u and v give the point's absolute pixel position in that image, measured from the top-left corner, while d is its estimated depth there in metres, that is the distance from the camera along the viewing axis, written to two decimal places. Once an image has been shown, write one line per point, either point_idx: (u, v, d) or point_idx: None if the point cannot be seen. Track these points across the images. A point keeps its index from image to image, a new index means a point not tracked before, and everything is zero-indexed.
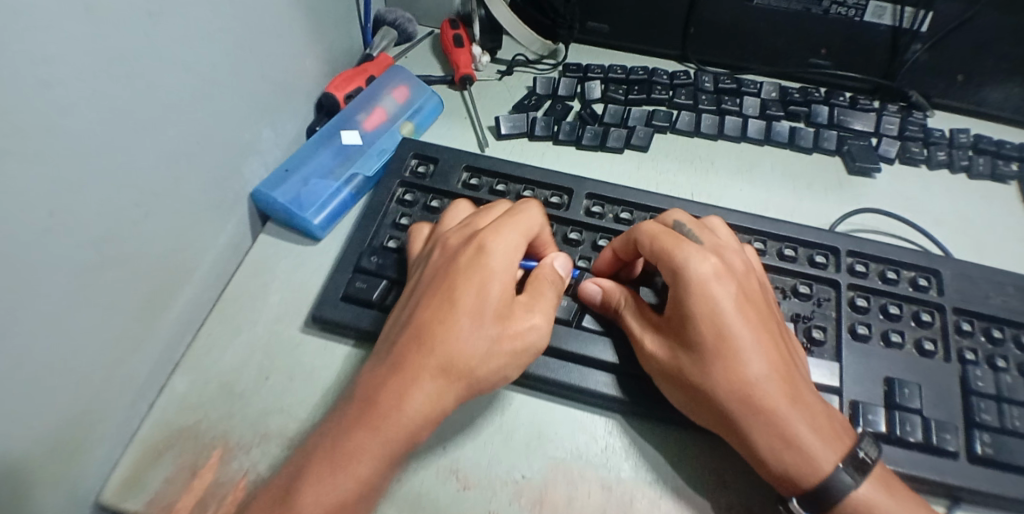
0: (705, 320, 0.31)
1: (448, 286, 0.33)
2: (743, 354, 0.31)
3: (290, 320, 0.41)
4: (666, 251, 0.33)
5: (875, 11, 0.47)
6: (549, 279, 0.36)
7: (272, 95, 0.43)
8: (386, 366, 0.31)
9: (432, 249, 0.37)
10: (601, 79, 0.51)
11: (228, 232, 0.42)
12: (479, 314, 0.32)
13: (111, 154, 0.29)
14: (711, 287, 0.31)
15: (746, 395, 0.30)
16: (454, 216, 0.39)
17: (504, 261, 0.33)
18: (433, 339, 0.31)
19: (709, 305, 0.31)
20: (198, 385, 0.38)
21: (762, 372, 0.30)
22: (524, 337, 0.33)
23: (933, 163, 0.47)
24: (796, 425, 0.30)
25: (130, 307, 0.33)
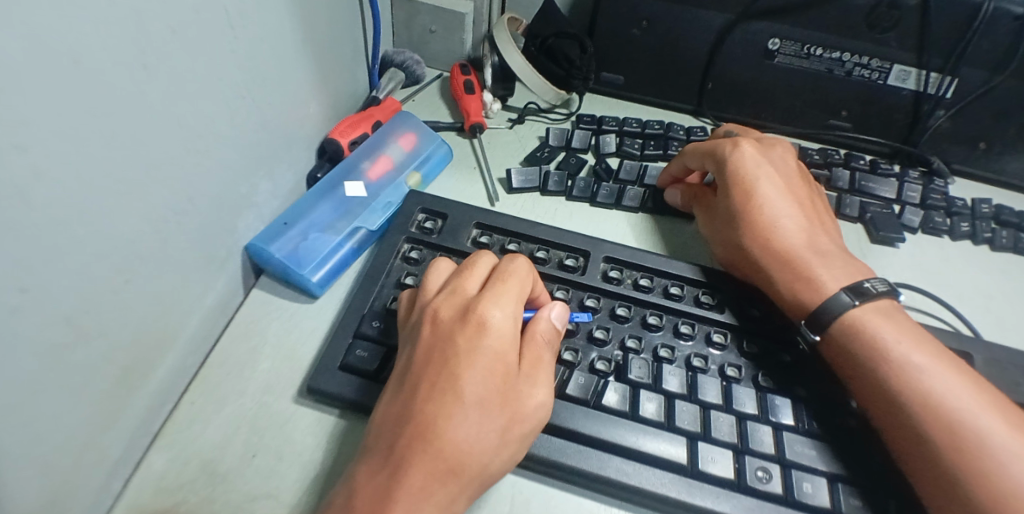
0: (869, 335, 0.35)
1: (448, 372, 0.30)
2: (903, 367, 0.33)
3: (282, 389, 0.37)
4: (801, 272, 0.38)
5: (899, 76, 0.47)
6: (545, 337, 0.34)
7: (272, 144, 0.41)
8: (388, 472, 0.28)
9: (421, 323, 0.34)
10: (617, 132, 0.50)
11: (218, 290, 0.39)
12: (486, 403, 0.30)
13: (100, 219, 0.27)
14: (847, 308, 0.36)
15: (924, 408, 0.32)
16: (437, 277, 0.37)
17: (504, 333, 0.32)
18: (439, 437, 0.29)
19: (825, 290, 0.37)
20: (178, 463, 0.34)
21: (937, 386, 0.32)
22: (531, 418, 0.31)
23: (957, 234, 0.46)
24: (992, 435, 0.30)
25: (106, 382, 0.30)
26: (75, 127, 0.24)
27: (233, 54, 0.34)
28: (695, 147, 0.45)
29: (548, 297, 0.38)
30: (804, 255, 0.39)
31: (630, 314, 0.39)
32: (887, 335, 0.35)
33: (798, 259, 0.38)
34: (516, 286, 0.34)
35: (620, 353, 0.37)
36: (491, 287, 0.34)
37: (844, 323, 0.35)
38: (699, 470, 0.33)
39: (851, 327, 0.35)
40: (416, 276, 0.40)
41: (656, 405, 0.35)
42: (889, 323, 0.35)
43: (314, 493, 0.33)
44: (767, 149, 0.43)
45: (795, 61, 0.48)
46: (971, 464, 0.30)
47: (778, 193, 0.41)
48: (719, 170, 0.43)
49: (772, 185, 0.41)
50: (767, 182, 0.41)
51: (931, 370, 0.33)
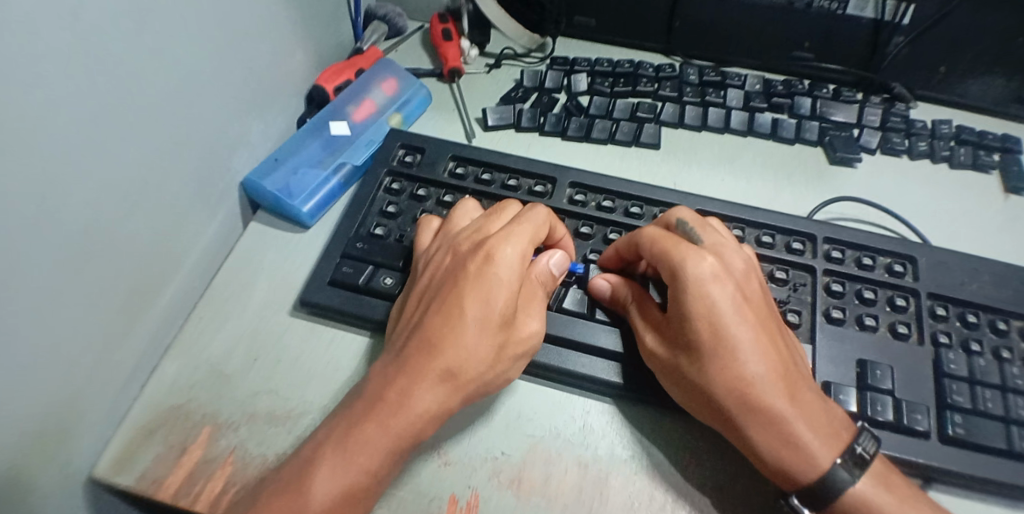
0: (726, 319, 0.32)
1: (456, 293, 0.33)
2: (742, 358, 0.31)
3: (279, 306, 0.42)
4: (707, 300, 0.32)
5: (857, 4, 0.49)
6: (540, 280, 0.37)
7: (261, 89, 0.45)
8: (395, 367, 0.32)
9: (441, 253, 0.37)
10: (588, 72, 0.52)
11: (217, 221, 0.43)
12: (485, 324, 0.33)
13: (110, 142, 0.31)
14: (709, 289, 0.32)
15: (768, 431, 0.31)
16: (462, 216, 0.40)
17: (512, 267, 0.34)
18: (440, 345, 0.32)
19: (706, 307, 0.32)
20: (188, 369, 0.39)
21: (785, 410, 0.31)
22: (524, 344, 0.35)
23: (915, 153, 0.48)
24: (802, 425, 0.31)
25: (119, 293, 0.35)
26: (85, 58, 0.28)
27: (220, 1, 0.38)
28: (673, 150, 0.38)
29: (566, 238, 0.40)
30: (716, 283, 0.32)
31: (593, 232, 0.42)
32: (750, 357, 0.31)
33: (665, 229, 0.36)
34: (531, 227, 0.36)
35: (583, 265, 0.41)
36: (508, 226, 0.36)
37: (708, 336, 0.32)
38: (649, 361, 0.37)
39: (719, 344, 0.32)
40: (398, 205, 0.44)
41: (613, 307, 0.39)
42: (750, 303, 0.33)
43: (307, 388, 0.38)
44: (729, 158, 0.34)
45: None
46: (774, 448, 0.31)
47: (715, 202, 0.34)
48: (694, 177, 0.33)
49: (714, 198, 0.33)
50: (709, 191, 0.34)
51: (786, 400, 0.31)
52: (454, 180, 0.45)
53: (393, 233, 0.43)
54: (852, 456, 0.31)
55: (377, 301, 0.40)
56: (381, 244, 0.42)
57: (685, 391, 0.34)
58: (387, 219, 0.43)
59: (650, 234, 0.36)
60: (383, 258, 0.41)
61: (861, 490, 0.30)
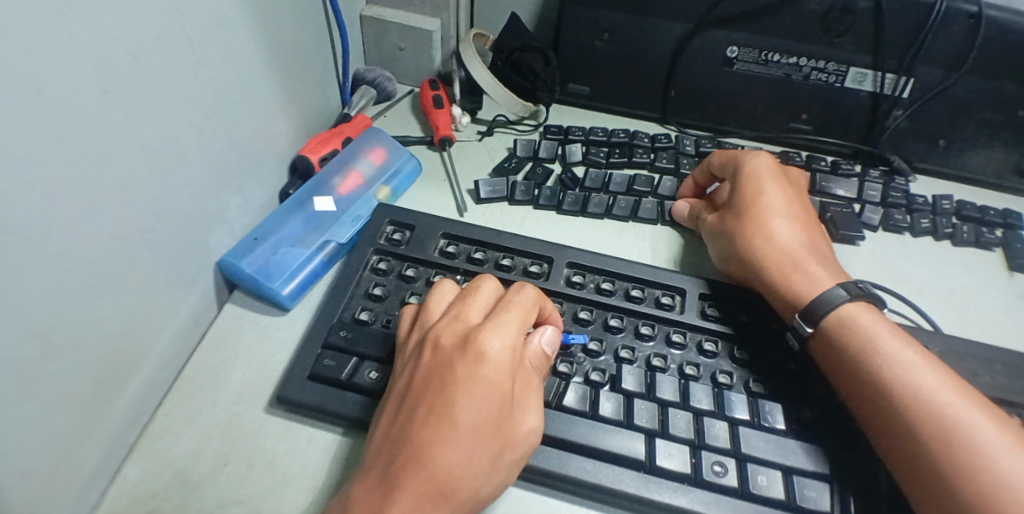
0: (790, 246, 0.40)
1: (445, 399, 0.30)
2: (815, 283, 0.38)
3: (253, 399, 0.38)
4: (777, 252, 0.40)
5: (856, 78, 0.49)
6: (533, 364, 0.34)
7: (241, 160, 0.42)
8: (381, 492, 0.28)
9: (423, 346, 0.34)
10: (583, 141, 0.51)
11: (191, 303, 0.40)
12: (481, 432, 0.30)
13: (71, 240, 0.28)
14: (765, 216, 0.42)
15: (905, 393, 0.33)
16: (439, 302, 0.37)
17: (503, 363, 0.32)
18: (434, 460, 0.29)
19: (778, 251, 0.40)
20: (152, 473, 0.35)
21: (899, 359, 0.34)
22: (522, 444, 0.32)
23: (917, 230, 0.47)
24: (876, 334, 0.35)
25: (78, 396, 0.31)
26: (54, 151, 0.26)
27: (199, 78, 0.36)
28: (720, 154, 0.46)
29: (554, 320, 0.38)
30: (788, 250, 0.40)
31: (593, 317, 0.40)
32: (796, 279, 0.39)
33: (732, 156, 0.45)
34: (519, 316, 0.34)
35: (583, 357, 0.38)
36: (493, 316, 0.34)
37: (795, 280, 0.39)
38: (655, 468, 0.34)
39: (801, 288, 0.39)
40: (385, 287, 0.41)
41: (614, 405, 0.36)
42: (806, 233, 0.42)
43: (284, 498, 0.34)
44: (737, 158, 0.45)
45: (754, 66, 0.50)
46: (860, 377, 0.35)
47: (776, 196, 0.42)
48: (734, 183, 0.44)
49: (774, 191, 0.42)
50: (768, 184, 0.43)
51: (863, 347, 0.35)
52: (445, 259, 0.42)
53: (380, 318, 0.40)
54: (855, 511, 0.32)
55: (362, 398, 0.37)
56: (365, 332, 0.39)
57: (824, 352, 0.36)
58: (373, 302, 0.41)
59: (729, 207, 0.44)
60: (368, 349, 0.38)
61: (929, 389, 0.33)
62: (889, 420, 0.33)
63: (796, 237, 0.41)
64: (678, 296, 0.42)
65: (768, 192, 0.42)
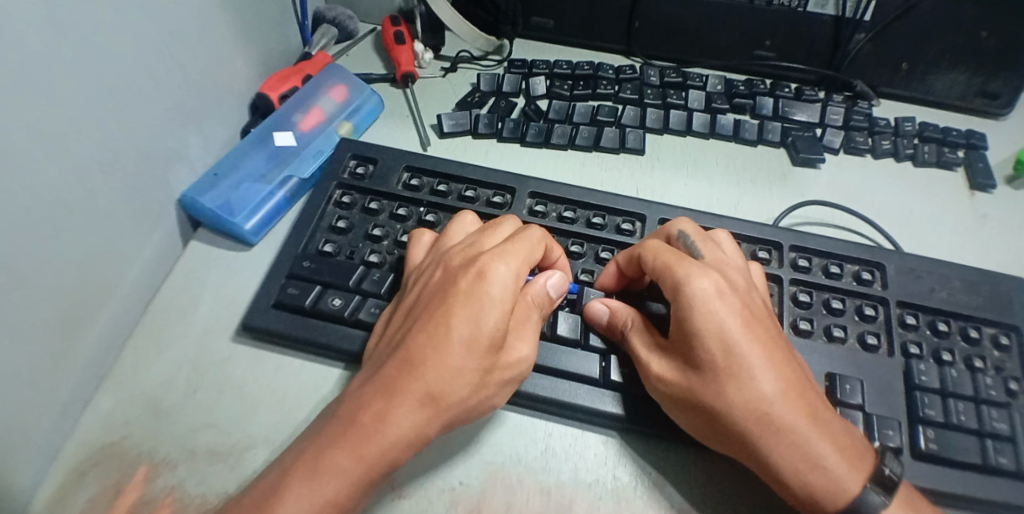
0: (734, 334, 0.30)
1: (443, 310, 0.30)
2: (749, 376, 0.29)
3: (220, 332, 0.39)
4: (718, 391, 0.30)
5: (819, 2, 0.48)
6: (536, 302, 0.35)
7: (198, 97, 0.42)
8: (375, 389, 0.29)
9: (433, 267, 0.34)
10: (547, 75, 0.51)
11: (155, 241, 0.40)
12: (475, 345, 0.29)
13: (26, 167, 0.28)
14: (715, 316, 0.30)
15: (801, 460, 0.29)
16: (459, 231, 0.37)
17: (507, 285, 0.31)
18: (424, 365, 0.29)
19: (727, 390, 0.30)
20: (124, 402, 0.35)
21: (802, 422, 0.29)
22: (512, 368, 0.32)
23: (879, 152, 0.48)
24: (792, 418, 0.29)
25: (47, 328, 0.31)
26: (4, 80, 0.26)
27: (150, 7, 0.35)
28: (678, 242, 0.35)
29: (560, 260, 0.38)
30: (735, 374, 0.30)
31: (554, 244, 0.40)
32: (734, 406, 0.29)
33: (665, 265, 0.33)
34: (528, 248, 0.33)
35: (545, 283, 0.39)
36: (506, 243, 0.33)
37: (746, 415, 0.29)
38: (613, 381, 0.35)
39: (753, 418, 0.29)
40: (348, 220, 0.42)
41: (571, 325, 0.37)
42: (758, 328, 0.31)
43: (254, 420, 0.35)
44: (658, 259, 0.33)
45: None
46: (765, 437, 0.29)
47: (733, 312, 0.30)
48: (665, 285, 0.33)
49: (728, 307, 0.30)
50: (720, 300, 0.30)
51: (779, 430, 0.29)
52: (408, 192, 0.43)
53: (344, 251, 0.40)
54: (875, 479, 0.28)
55: (326, 323, 0.37)
56: (329, 262, 0.39)
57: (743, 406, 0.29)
58: (337, 235, 0.41)
59: (651, 250, 0.34)
60: (331, 276, 0.39)
61: (825, 462, 0.28)
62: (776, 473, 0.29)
63: (749, 348, 0.30)
64: (639, 222, 0.42)
65: (730, 311, 0.30)
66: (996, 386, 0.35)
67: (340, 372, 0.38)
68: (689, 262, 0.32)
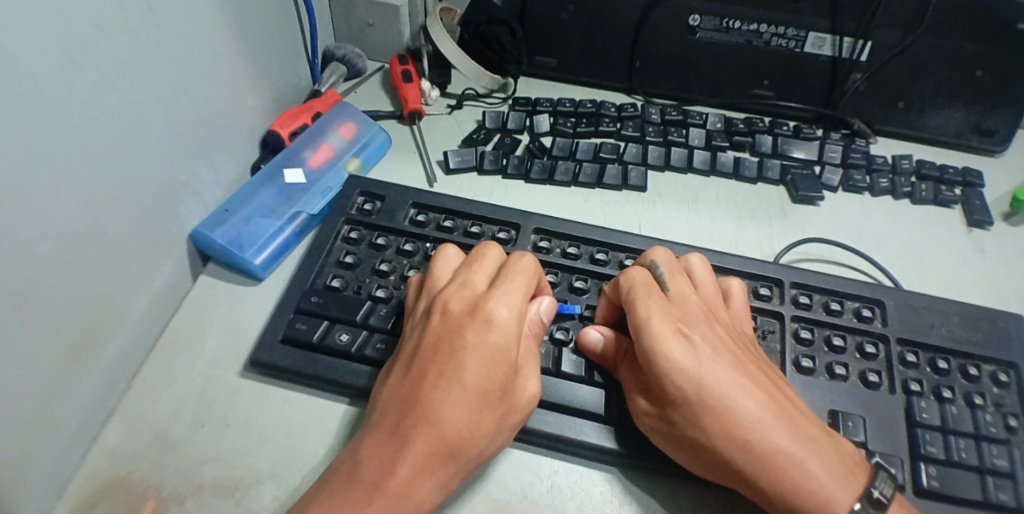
0: (699, 363, 0.31)
1: (454, 362, 0.30)
2: (722, 405, 0.30)
3: (227, 365, 0.40)
4: (695, 421, 0.30)
5: (815, 42, 0.50)
6: (532, 331, 0.35)
7: (211, 133, 0.43)
8: (390, 447, 0.29)
9: (430, 312, 0.34)
10: (550, 112, 0.52)
11: (165, 273, 0.41)
12: (486, 394, 0.30)
13: (41, 199, 0.29)
14: (676, 347, 0.31)
15: (789, 484, 0.29)
16: (445, 266, 0.37)
17: (511, 328, 0.31)
18: (441, 420, 0.29)
19: (703, 419, 0.30)
20: (130, 435, 0.36)
21: (782, 445, 0.29)
22: (523, 408, 0.32)
23: (876, 190, 0.49)
24: (774, 442, 0.29)
25: (56, 359, 0.32)
26: (20, 117, 0.27)
27: (164, 47, 0.36)
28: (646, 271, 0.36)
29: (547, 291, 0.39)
30: (708, 402, 0.30)
31: (558, 280, 0.41)
32: (710, 434, 0.30)
33: (631, 298, 0.34)
34: (524, 284, 0.34)
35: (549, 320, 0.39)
36: (500, 283, 0.34)
37: (725, 443, 0.30)
38: (617, 418, 0.35)
39: (733, 445, 0.29)
40: (356, 255, 0.42)
41: (575, 361, 0.37)
42: (725, 353, 0.31)
43: (260, 455, 0.35)
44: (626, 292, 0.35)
45: (717, 34, 0.51)
46: (750, 462, 0.29)
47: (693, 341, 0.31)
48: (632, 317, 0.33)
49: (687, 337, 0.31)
50: (673, 331, 0.32)
51: (761, 455, 0.29)
52: (415, 227, 0.43)
53: (351, 285, 0.41)
54: (869, 500, 0.28)
55: (332, 359, 0.38)
56: (336, 297, 0.40)
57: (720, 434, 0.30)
58: (345, 270, 0.42)
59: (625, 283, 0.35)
60: (339, 311, 0.39)
61: (815, 483, 0.28)
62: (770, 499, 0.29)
63: (718, 374, 0.30)
64: None
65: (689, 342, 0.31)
66: (996, 422, 0.35)
67: (347, 406, 0.38)
68: (648, 295, 0.33)
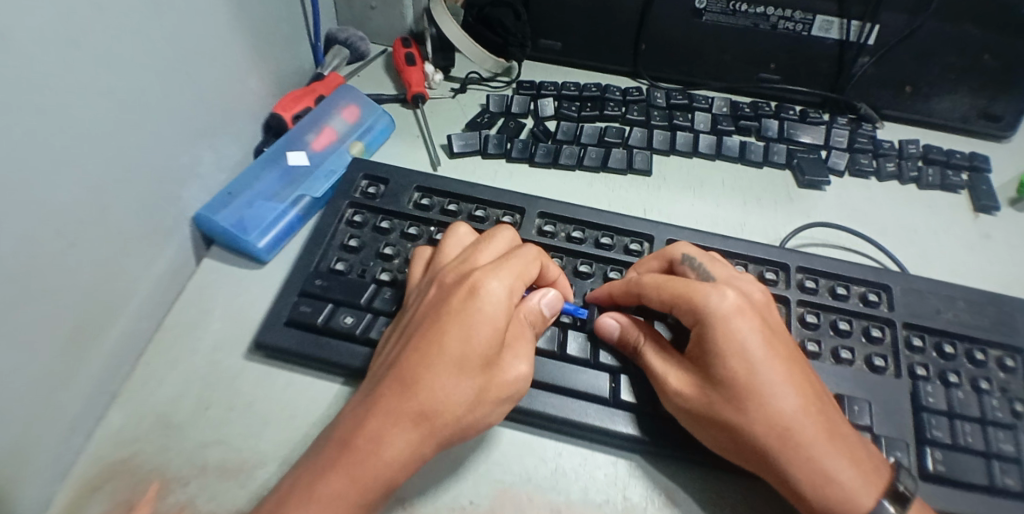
0: (756, 352, 0.30)
1: (435, 327, 0.30)
2: (770, 395, 0.30)
3: (230, 347, 0.40)
4: (741, 406, 0.30)
5: (822, 26, 0.49)
6: (528, 319, 0.35)
7: (212, 117, 0.43)
8: (367, 407, 0.29)
9: (428, 286, 0.34)
10: (555, 96, 0.52)
11: (168, 257, 0.41)
12: (468, 364, 0.30)
13: (42, 177, 0.28)
14: (737, 332, 0.31)
15: (815, 475, 0.29)
16: (453, 247, 0.37)
17: (499, 302, 0.31)
18: (420, 384, 0.29)
19: (748, 405, 0.30)
20: (136, 418, 0.36)
21: (815, 438, 0.29)
22: (508, 387, 0.31)
23: (882, 174, 0.48)
24: (811, 434, 0.30)
25: (59, 342, 0.32)
26: (20, 96, 0.26)
27: (165, 28, 0.36)
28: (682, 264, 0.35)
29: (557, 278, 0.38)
30: (758, 391, 0.30)
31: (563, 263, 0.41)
32: (754, 422, 0.30)
33: (681, 287, 0.33)
34: (521, 265, 0.33)
35: None
36: (498, 261, 0.33)
37: (767, 433, 0.30)
38: (624, 403, 0.35)
39: (773, 435, 0.30)
40: (360, 238, 0.42)
41: (581, 344, 0.37)
42: (777, 345, 0.31)
43: (264, 437, 0.36)
44: (676, 279, 0.34)
45: (723, 17, 0.50)
46: (783, 453, 0.30)
47: (754, 332, 0.31)
48: (685, 305, 0.33)
49: (748, 326, 0.31)
50: (738, 320, 0.31)
51: (798, 444, 0.29)
52: (419, 211, 0.43)
53: (355, 269, 0.41)
54: (892, 494, 0.29)
55: (337, 342, 0.38)
56: (340, 280, 0.40)
57: (762, 423, 0.30)
58: (349, 253, 0.42)
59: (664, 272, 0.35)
60: (343, 295, 0.39)
61: (839, 475, 0.29)
62: (789, 486, 0.30)
63: (770, 367, 0.30)
64: (647, 242, 0.42)
65: (752, 331, 0.31)
66: (1003, 408, 0.35)
67: (353, 388, 0.38)
68: (704, 286, 0.32)
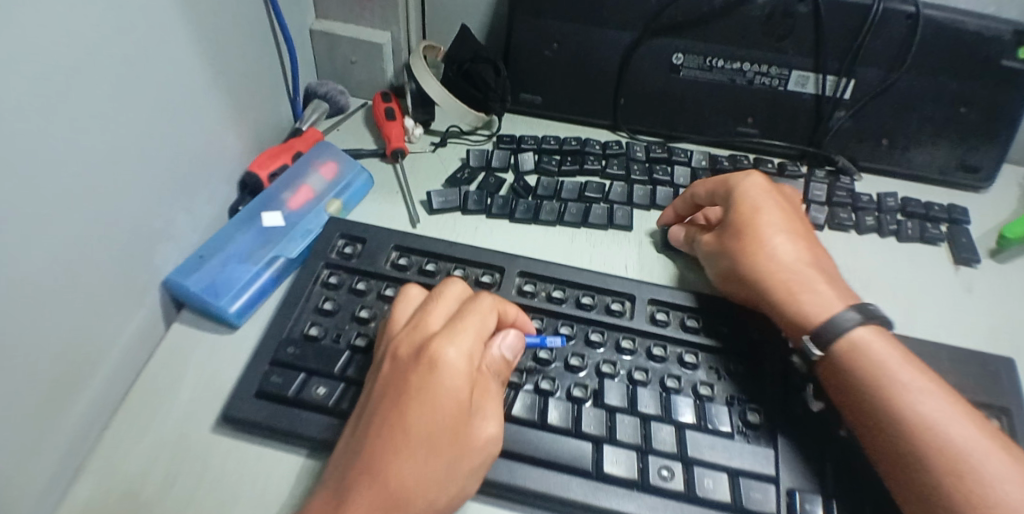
0: (787, 254, 0.40)
1: (399, 409, 0.29)
2: (856, 334, 0.35)
3: (199, 420, 0.38)
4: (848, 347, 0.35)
5: (798, 81, 0.50)
6: (492, 370, 0.33)
7: (187, 177, 0.42)
8: (334, 504, 0.27)
9: (381, 359, 0.33)
10: (534, 150, 0.52)
11: (136, 324, 0.39)
12: (436, 443, 0.29)
13: (11, 253, 0.27)
14: (765, 220, 0.41)
15: (924, 411, 0.32)
16: (403, 309, 0.36)
17: (460, 371, 0.30)
18: (388, 474, 0.27)
19: (858, 346, 0.35)
20: (96, 498, 0.34)
21: (911, 376, 0.33)
22: (479, 453, 0.30)
23: (863, 228, 0.48)
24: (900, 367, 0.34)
25: (20, 422, 0.30)
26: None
27: (144, 93, 0.36)
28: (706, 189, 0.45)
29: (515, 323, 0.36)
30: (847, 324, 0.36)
31: (544, 325, 0.40)
32: (879, 359, 0.34)
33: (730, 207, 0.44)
34: (476, 324, 0.32)
35: (533, 365, 0.38)
36: (452, 323, 0.32)
37: (866, 361, 0.34)
38: (608, 476, 0.34)
39: (871, 368, 0.34)
40: (335, 301, 0.41)
41: (561, 413, 0.36)
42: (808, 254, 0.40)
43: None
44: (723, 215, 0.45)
45: (700, 73, 0.51)
46: (892, 388, 0.33)
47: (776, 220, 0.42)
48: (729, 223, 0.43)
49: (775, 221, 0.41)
50: (766, 216, 0.42)
51: (912, 381, 0.33)
52: (396, 272, 0.42)
53: (330, 333, 0.40)
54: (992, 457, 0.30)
55: (310, 414, 0.36)
56: (313, 348, 0.39)
57: (859, 356, 0.35)
58: (323, 317, 0.41)
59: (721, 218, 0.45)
60: (316, 363, 0.38)
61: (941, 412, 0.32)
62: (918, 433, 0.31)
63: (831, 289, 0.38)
64: (628, 302, 0.42)
65: (774, 228, 0.41)
66: None
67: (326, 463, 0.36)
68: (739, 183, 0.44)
